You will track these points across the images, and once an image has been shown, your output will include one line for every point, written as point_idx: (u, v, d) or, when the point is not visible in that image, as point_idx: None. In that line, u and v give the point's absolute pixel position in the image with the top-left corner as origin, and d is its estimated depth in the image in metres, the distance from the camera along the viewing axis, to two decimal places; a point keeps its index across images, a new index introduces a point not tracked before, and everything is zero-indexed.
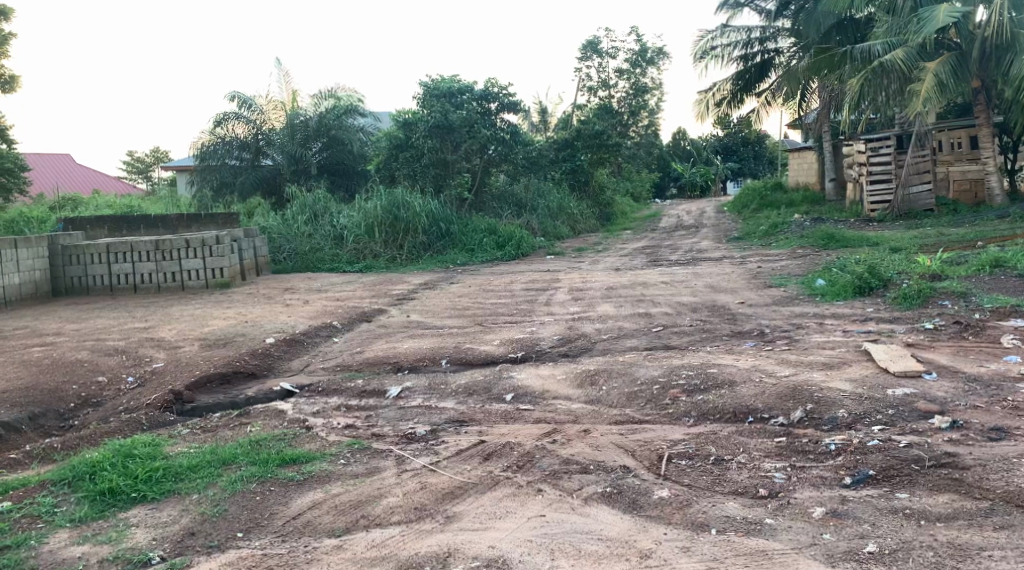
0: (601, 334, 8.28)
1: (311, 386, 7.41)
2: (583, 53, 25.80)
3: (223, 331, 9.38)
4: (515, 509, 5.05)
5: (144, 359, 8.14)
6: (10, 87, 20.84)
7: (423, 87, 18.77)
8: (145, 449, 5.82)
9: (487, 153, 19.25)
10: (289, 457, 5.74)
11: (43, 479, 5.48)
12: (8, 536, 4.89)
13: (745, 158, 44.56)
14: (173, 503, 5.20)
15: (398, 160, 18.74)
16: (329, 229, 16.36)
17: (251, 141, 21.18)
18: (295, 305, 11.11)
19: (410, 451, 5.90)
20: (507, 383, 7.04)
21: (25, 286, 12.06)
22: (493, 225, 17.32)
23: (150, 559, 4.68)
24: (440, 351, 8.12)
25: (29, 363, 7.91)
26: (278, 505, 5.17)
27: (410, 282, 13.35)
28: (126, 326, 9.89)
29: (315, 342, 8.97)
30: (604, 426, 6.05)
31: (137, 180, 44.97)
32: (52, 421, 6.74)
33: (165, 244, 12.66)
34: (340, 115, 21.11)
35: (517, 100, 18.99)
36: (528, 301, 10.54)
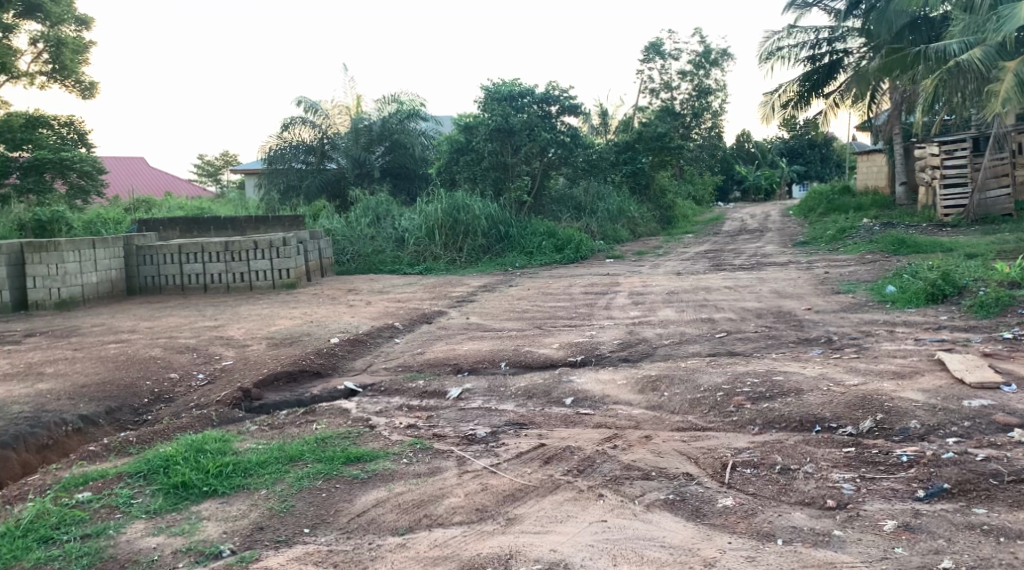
0: (662, 339, 8.24)
1: (373, 386, 7.51)
2: (646, 55, 25.65)
3: (290, 330, 9.55)
4: (576, 513, 5.05)
5: (214, 357, 8.35)
6: (89, 94, 21.52)
7: (484, 91, 18.86)
8: (215, 444, 5.95)
9: (546, 156, 19.14)
10: (353, 455, 5.83)
11: (119, 471, 5.64)
12: (88, 524, 5.05)
13: (811, 160, 43.88)
14: (243, 497, 5.32)
15: (458, 163, 18.91)
16: (391, 231, 16.62)
17: (317, 145, 21.59)
18: (358, 306, 11.26)
19: (471, 452, 5.95)
20: (567, 386, 7.05)
21: (102, 285, 12.42)
22: (552, 226, 17.24)
23: (220, 552, 4.78)
24: (500, 353, 8.16)
25: (105, 359, 8.16)
26: (343, 502, 5.25)
27: (470, 284, 13.45)
28: (196, 324, 10.14)
29: (377, 342, 9.07)
30: (666, 433, 6.01)
31: (207, 182, 46.16)
32: (127, 415, 6.92)
33: (235, 245, 12.93)
34: (404, 119, 21.39)
35: (578, 103, 18.93)
36: (588, 304, 10.52)
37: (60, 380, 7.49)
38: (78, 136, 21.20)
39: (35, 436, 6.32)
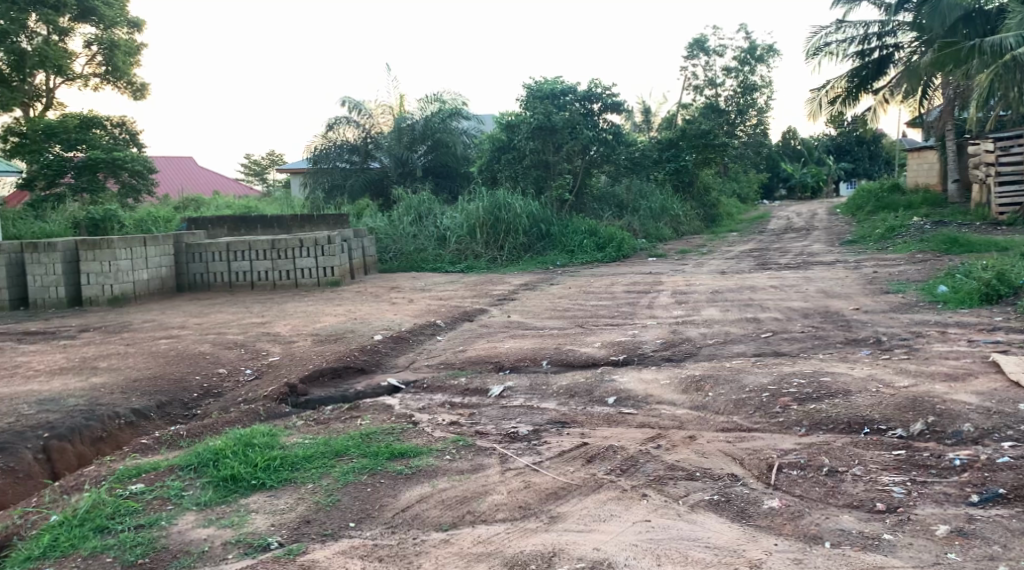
0: (706, 339, 8.18)
1: (416, 383, 7.55)
2: (690, 51, 25.47)
3: (333, 327, 9.65)
4: (620, 513, 5.04)
5: (261, 353, 8.47)
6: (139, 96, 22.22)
7: (526, 89, 18.92)
8: (263, 439, 6.04)
9: (588, 154, 19.08)
10: (397, 451, 5.88)
11: (170, 464, 5.75)
12: (141, 515, 5.14)
13: (859, 158, 43.57)
14: (290, 490, 5.39)
15: (500, 161, 18.96)
16: (433, 229, 16.68)
17: (361, 145, 21.91)
18: (400, 304, 11.33)
19: (514, 450, 5.96)
20: (609, 386, 7.04)
21: (153, 282, 12.64)
22: (593, 225, 17.15)
23: (269, 544, 4.84)
24: (542, 351, 8.17)
25: (156, 355, 8.31)
26: (388, 497, 5.30)
27: (511, 282, 13.48)
28: (243, 320, 10.29)
29: (420, 340, 9.12)
30: (710, 433, 5.98)
31: (254, 182, 46.80)
32: (177, 409, 7.04)
33: (281, 243, 13.09)
34: (445, 119, 21.44)
35: (621, 100, 18.82)
36: (630, 304, 10.48)
37: (112, 374, 7.66)
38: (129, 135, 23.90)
39: (90, 429, 6.45)
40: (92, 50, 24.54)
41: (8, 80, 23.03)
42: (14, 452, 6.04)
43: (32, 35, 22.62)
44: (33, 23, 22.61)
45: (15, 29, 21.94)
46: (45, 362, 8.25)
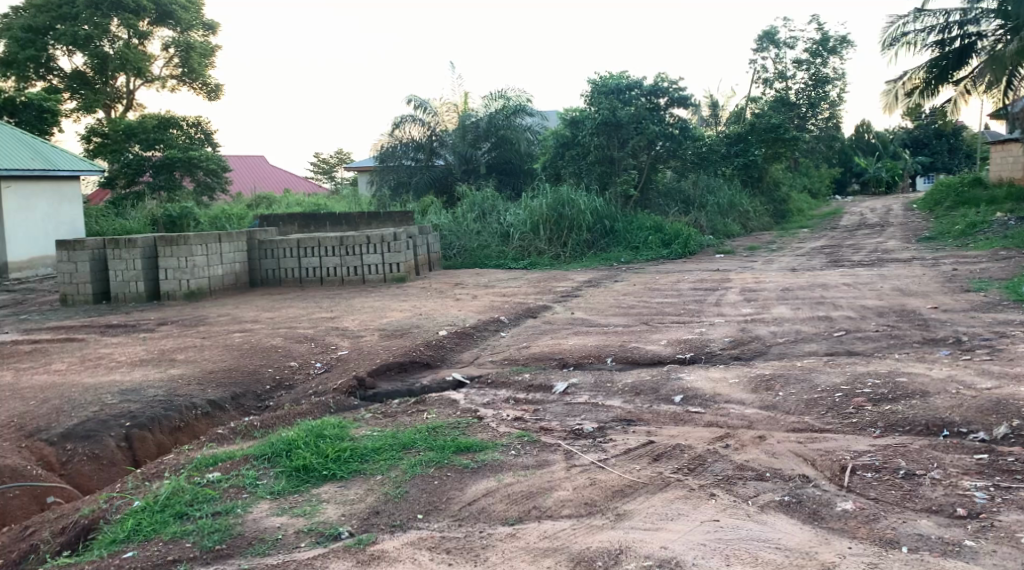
0: (776, 338, 8.06)
1: (480, 378, 7.59)
2: (759, 44, 25.10)
3: (399, 322, 9.75)
4: (687, 512, 5.00)
5: (331, 347, 8.61)
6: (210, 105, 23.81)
7: (591, 84, 18.90)
8: (333, 430, 6.16)
9: (654, 149, 18.93)
10: (463, 445, 5.93)
11: (245, 454, 5.90)
12: (219, 502, 5.26)
13: (937, 151, 42.72)
14: (359, 481, 5.48)
15: (564, 158, 18.94)
16: (496, 226, 16.76)
17: (426, 142, 22.10)
18: (465, 300, 11.41)
19: (579, 447, 5.95)
20: (675, 384, 6.99)
21: (227, 278, 12.93)
22: (659, 221, 17.02)
23: (340, 533, 4.91)
24: (607, 349, 8.14)
25: (231, 348, 8.52)
26: (454, 491, 5.34)
27: (575, 279, 13.44)
28: (312, 315, 10.47)
29: (484, 335, 9.17)
30: (781, 433, 5.89)
31: (323, 180, 47.66)
32: (250, 401, 7.20)
33: (349, 239, 13.27)
34: (509, 116, 21.47)
35: (687, 94, 18.65)
36: (697, 301, 10.38)
37: (189, 366, 7.87)
38: (205, 134, 24.30)
39: (169, 418, 6.64)
40: (170, 53, 25.29)
41: (90, 81, 24.65)
42: (98, 440, 6.23)
43: (113, 39, 24.09)
44: (115, 27, 24.02)
45: (98, 33, 23.61)
46: (127, 353, 8.52)
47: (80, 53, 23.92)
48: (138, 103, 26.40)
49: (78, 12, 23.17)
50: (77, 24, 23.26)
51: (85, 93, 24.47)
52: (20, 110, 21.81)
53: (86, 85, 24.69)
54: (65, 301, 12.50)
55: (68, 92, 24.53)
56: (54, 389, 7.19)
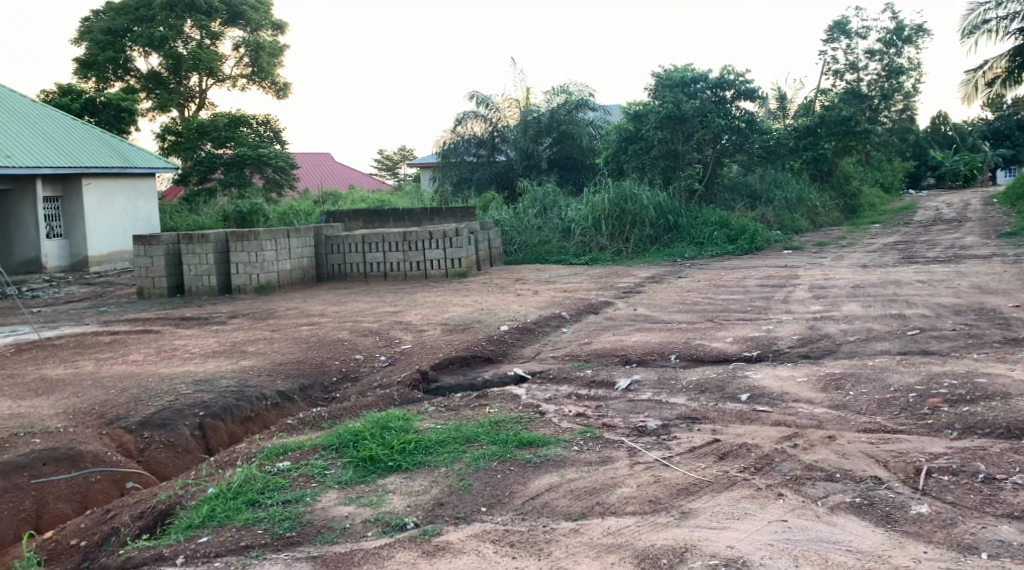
0: (847, 336, 7.90)
1: (542, 374, 7.60)
2: (830, 34, 24.62)
3: (462, 317, 9.81)
4: (754, 512, 4.93)
5: (394, 340, 8.70)
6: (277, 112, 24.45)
7: (655, 78, 18.79)
8: (398, 423, 6.25)
9: (719, 143, 18.69)
10: (526, 440, 5.94)
11: (314, 444, 6.01)
12: (289, 491, 5.36)
13: (1019, 144, 41.38)
14: (424, 473, 5.53)
15: (627, 152, 18.82)
16: (558, 222, 16.75)
17: (488, 138, 22.16)
18: (526, 296, 11.40)
19: (643, 444, 5.92)
20: (742, 382, 6.90)
21: (295, 272, 13.16)
22: (724, 216, 16.82)
23: (405, 524, 4.95)
24: (670, 345, 8.07)
25: (299, 340, 8.68)
26: (517, 485, 5.35)
27: (638, 275, 13.35)
28: (377, 309, 10.58)
29: (545, 331, 9.17)
30: (851, 433, 5.78)
31: (387, 176, 48.22)
32: (318, 393, 7.35)
33: (412, 235, 13.36)
34: (571, 110, 21.54)
35: (754, 87, 18.37)
36: (763, 298, 10.23)
37: (258, 358, 8.02)
38: (274, 132, 24.74)
39: (240, 408, 6.79)
40: (240, 53, 25.79)
41: (165, 82, 25.26)
42: (174, 428, 6.40)
43: (187, 40, 24.65)
44: (188, 29, 24.60)
45: (172, 35, 24.24)
46: (200, 345, 8.71)
47: (156, 54, 24.57)
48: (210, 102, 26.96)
49: (154, 14, 23.88)
50: (154, 26, 23.95)
51: (160, 93, 25.15)
52: (99, 109, 22.48)
53: (161, 85, 25.31)
54: (140, 294, 12.83)
55: (144, 92, 25.23)
56: (131, 379, 7.39)
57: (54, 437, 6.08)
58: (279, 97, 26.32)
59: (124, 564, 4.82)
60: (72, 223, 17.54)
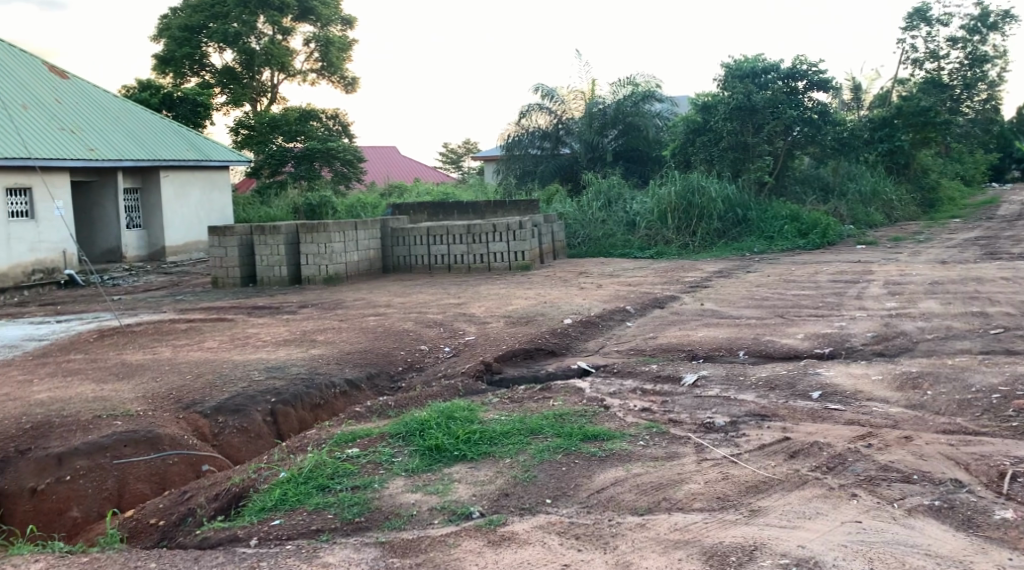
0: (925, 334, 7.69)
1: (606, 367, 7.56)
2: (909, 22, 23.96)
3: (525, 309, 9.81)
4: (827, 512, 4.83)
5: (459, 332, 8.75)
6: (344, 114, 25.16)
7: (725, 68, 18.57)
8: (463, 413, 6.28)
9: (791, 135, 18.39)
10: (591, 433, 5.91)
11: (382, 432, 6.08)
12: (357, 477, 5.43)
13: None
14: (489, 463, 5.55)
15: (695, 144, 18.61)
16: (622, 215, 16.65)
17: (552, 130, 22.10)
18: (591, 289, 11.36)
19: (710, 440, 5.85)
20: (813, 380, 6.77)
21: (362, 263, 13.32)
22: (795, 210, 16.52)
23: (471, 513, 4.97)
24: (738, 341, 7.96)
25: (366, 330, 8.80)
26: (582, 478, 5.33)
27: (705, 269, 13.18)
28: (441, 301, 10.65)
29: (609, 325, 9.13)
30: (929, 434, 5.62)
31: (451, 169, 48.50)
32: (384, 382, 7.42)
33: (476, 227, 13.40)
34: (638, 102, 21.31)
35: (828, 78, 17.97)
36: (835, 294, 10.01)
37: (328, 346, 8.14)
38: (342, 126, 25.21)
39: (310, 395, 6.90)
40: (310, 48, 26.17)
41: (239, 77, 25.76)
42: (246, 413, 6.53)
43: (260, 36, 25.06)
44: (261, 24, 24.99)
45: (246, 31, 24.64)
46: (271, 334, 8.88)
47: (230, 49, 25.08)
48: (282, 96, 27.39)
49: (229, 11, 24.39)
50: (228, 22, 24.45)
51: (234, 88, 25.70)
52: (177, 104, 23.03)
53: (234, 80, 25.83)
54: (215, 283, 13.12)
55: (219, 86, 25.78)
56: (206, 365, 7.57)
57: (134, 419, 6.25)
58: (348, 91, 26.73)
59: (200, 544, 4.94)
60: (150, 214, 18.01)
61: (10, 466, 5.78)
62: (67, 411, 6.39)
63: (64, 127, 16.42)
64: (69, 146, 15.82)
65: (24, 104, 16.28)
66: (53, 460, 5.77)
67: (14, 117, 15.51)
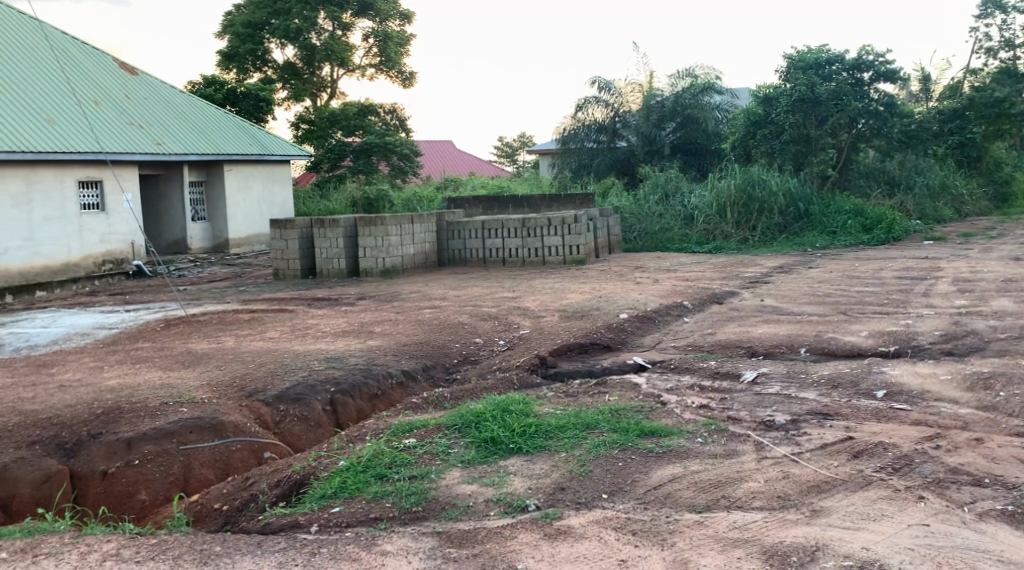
0: (996, 333, 7.47)
1: (663, 363, 7.49)
2: (983, 9, 23.27)
3: (580, 304, 9.77)
4: (892, 514, 4.72)
5: (513, 325, 8.75)
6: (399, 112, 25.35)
7: (787, 60, 18.22)
8: (519, 406, 6.27)
9: (856, 128, 18.03)
10: (648, 429, 5.86)
11: (438, 423, 6.10)
12: (414, 467, 5.45)
13: None
14: (546, 457, 5.54)
15: (755, 137, 18.34)
16: (680, 209, 16.47)
17: (609, 123, 21.95)
18: (647, 284, 11.26)
19: (770, 438, 5.75)
20: (877, 378, 6.62)
21: (417, 257, 13.41)
22: (859, 204, 16.17)
23: (527, 506, 4.96)
24: (800, 339, 7.82)
25: (421, 322, 8.85)
26: (639, 474, 5.29)
27: (765, 264, 12.99)
28: (497, 294, 10.66)
29: (666, 320, 9.04)
30: (1001, 437, 5.46)
31: (506, 163, 48.59)
32: (439, 373, 7.46)
33: (531, 221, 13.36)
34: (697, 94, 21.13)
35: (896, 68, 17.54)
36: (901, 291, 9.79)
37: (385, 338, 8.20)
38: (400, 121, 25.34)
39: (367, 385, 6.96)
40: (369, 43, 26.39)
41: (300, 72, 26.16)
42: (307, 403, 6.61)
43: (320, 31, 25.37)
44: (321, 20, 25.30)
45: (307, 26, 24.97)
46: (330, 325, 8.97)
47: (291, 45, 25.42)
48: (341, 91, 27.70)
49: (291, 7, 24.74)
50: (290, 18, 24.80)
51: (295, 83, 26.04)
52: (240, 99, 23.41)
53: (296, 76, 26.23)
54: (276, 275, 13.31)
55: (280, 82, 26.14)
56: (268, 354, 7.68)
57: (199, 406, 6.36)
58: (405, 86, 26.92)
59: (263, 529, 5.01)
60: (213, 206, 18.34)
61: (81, 449, 5.90)
62: (136, 397, 6.54)
63: (133, 122, 16.78)
64: (137, 141, 16.16)
65: (95, 100, 16.67)
66: (122, 444, 5.90)
67: (85, 111, 15.91)
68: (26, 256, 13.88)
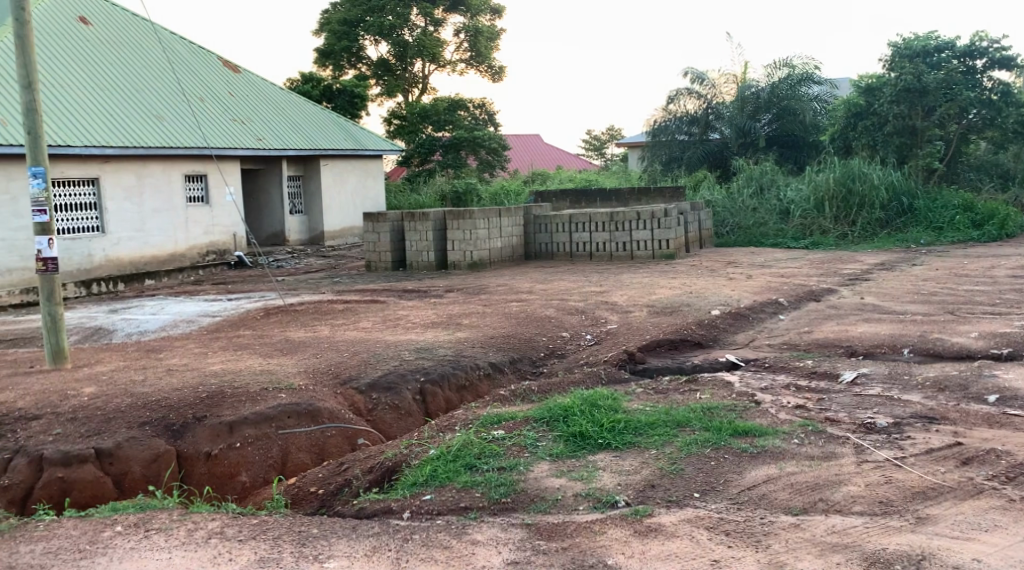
0: None
1: (756, 361, 7.30)
2: None
3: (671, 299, 9.61)
4: (1006, 525, 4.48)
5: (601, 320, 8.66)
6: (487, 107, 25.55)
7: (892, 48, 17.58)
8: (607, 401, 6.19)
9: (966, 119, 17.30)
10: (741, 428, 5.71)
11: (526, 415, 6.07)
12: (502, 459, 5.43)
13: None
14: (635, 453, 5.45)
15: (856, 129, 17.86)
16: (775, 203, 16.09)
17: (701, 115, 21.51)
18: (739, 280, 11.01)
19: (870, 441, 5.54)
20: (988, 382, 6.31)
21: (505, 250, 13.41)
22: (967, 199, 15.55)
23: (616, 502, 4.88)
24: (903, 338, 7.52)
25: (509, 315, 8.82)
26: (732, 474, 5.15)
27: (865, 261, 12.57)
28: (584, 288, 10.57)
29: (760, 317, 8.82)
30: None
31: (594, 157, 48.30)
32: (526, 366, 7.44)
33: (619, 215, 13.21)
34: (794, 85, 20.63)
35: (1012, 55, 16.75)
36: (1014, 290, 9.33)
37: (473, 330, 8.21)
38: (489, 115, 25.43)
39: (456, 376, 6.99)
40: (460, 38, 26.53)
41: (393, 68, 26.50)
42: (398, 392, 6.67)
43: (413, 28, 25.71)
44: (414, 16, 25.66)
45: (400, 23, 25.35)
46: (419, 316, 9.03)
47: (385, 42, 25.81)
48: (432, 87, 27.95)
49: (385, 4, 25.08)
50: (384, 15, 25.17)
51: (388, 79, 26.39)
52: (335, 95, 23.88)
53: (389, 72, 26.58)
54: (368, 267, 13.53)
55: (373, 78, 26.55)
56: (361, 344, 7.77)
57: (297, 393, 6.48)
58: (495, 80, 27.01)
59: (357, 513, 5.06)
60: (309, 198, 18.73)
61: (187, 431, 6.05)
62: (237, 382, 6.70)
63: (235, 118, 17.22)
64: (239, 136, 16.58)
65: (200, 95, 17.16)
66: (224, 427, 6.04)
67: (191, 106, 16.38)
68: (138, 245, 14.41)
